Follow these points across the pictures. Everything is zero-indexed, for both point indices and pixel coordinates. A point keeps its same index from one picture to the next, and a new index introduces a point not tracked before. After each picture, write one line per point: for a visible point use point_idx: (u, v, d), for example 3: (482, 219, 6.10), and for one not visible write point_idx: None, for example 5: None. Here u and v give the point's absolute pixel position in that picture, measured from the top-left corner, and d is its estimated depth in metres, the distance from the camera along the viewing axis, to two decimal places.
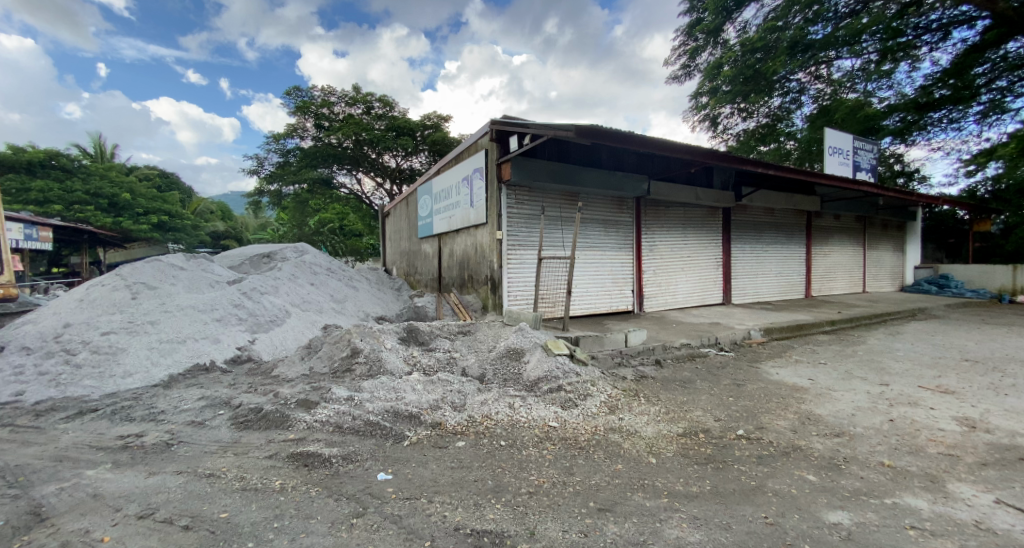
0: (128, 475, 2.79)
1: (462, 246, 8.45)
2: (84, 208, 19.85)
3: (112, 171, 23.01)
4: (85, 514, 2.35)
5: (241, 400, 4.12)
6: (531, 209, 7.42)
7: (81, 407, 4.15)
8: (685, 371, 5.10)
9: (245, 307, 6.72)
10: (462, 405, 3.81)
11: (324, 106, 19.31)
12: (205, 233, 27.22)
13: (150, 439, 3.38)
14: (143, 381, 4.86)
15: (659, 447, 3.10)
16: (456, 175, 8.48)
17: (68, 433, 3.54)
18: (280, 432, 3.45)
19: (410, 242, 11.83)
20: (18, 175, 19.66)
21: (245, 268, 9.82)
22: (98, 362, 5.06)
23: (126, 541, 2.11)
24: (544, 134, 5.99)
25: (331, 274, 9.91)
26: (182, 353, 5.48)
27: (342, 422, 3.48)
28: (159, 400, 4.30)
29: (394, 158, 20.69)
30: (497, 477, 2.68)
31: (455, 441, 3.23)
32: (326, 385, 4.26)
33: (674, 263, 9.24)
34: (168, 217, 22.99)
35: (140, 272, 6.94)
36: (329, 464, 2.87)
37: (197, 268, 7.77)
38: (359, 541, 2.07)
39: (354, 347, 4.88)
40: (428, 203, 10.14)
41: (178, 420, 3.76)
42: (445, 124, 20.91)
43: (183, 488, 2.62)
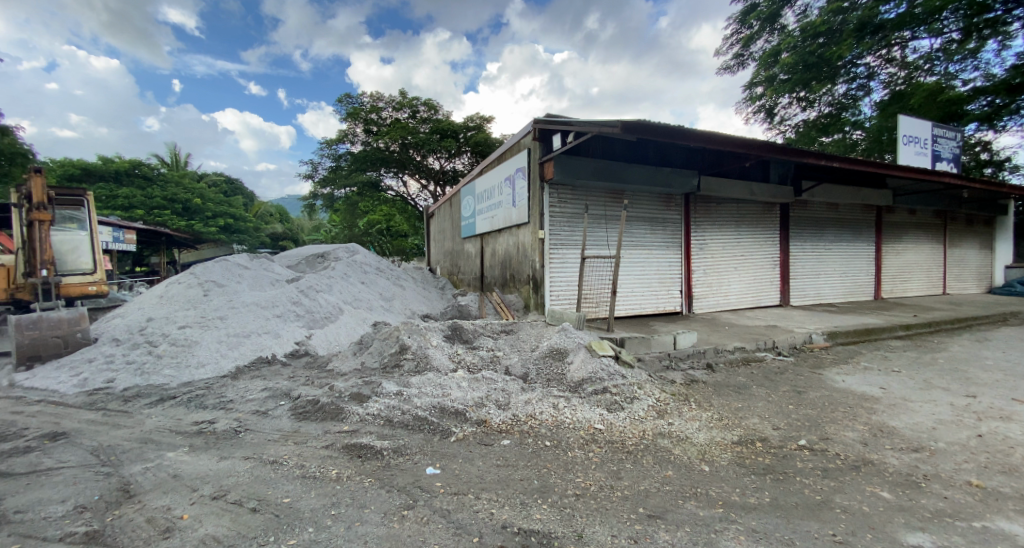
0: (202, 459, 3.04)
1: (505, 245, 8.49)
2: (162, 213, 21.85)
3: (186, 178, 25.17)
4: (166, 492, 2.58)
5: (300, 392, 4.37)
6: (574, 208, 7.35)
7: (162, 394, 4.57)
8: (737, 375, 4.87)
9: (302, 304, 7.13)
10: (507, 404, 3.82)
11: (372, 112, 20.17)
12: (265, 235, 29.13)
13: (221, 426, 3.66)
14: (214, 372, 5.27)
15: (713, 454, 2.98)
16: (499, 175, 8.54)
17: (151, 418, 3.91)
18: (334, 423, 3.62)
19: (454, 242, 12.04)
20: (108, 183, 21.94)
21: (302, 267, 10.39)
22: (177, 353, 5.54)
23: (203, 520, 2.30)
24: (588, 131, 5.91)
25: (380, 273, 10.30)
26: (248, 346, 5.90)
27: (392, 416, 3.62)
28: (228, 390, 4.65)
29: (438, 160, 21.17)
30: (543, 477, 2.67)
31: (500, 439, 3.25)
32: (376, 380, 4.42)
33: (726, 262, 8.82)
34: (233, 221, 24.83)
35: (210, 271, 7.52)
36: (380, 456, 2.99)
37: (259, 268, 8.30)
38: (410, 533, 2.14)
39: (401, 343, 5.03)
40: (471, 203, 10.28)
41: (244, 409, 4.05)
42: (487, 125, 21.19)
43: (250, 473, 2.81)
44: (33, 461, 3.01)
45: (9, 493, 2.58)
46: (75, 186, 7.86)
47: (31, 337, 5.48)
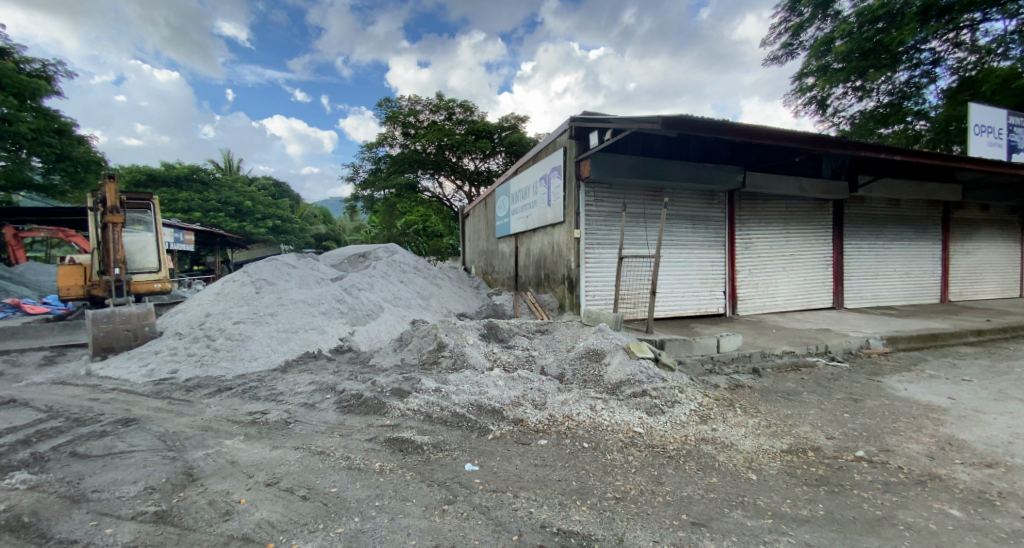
0: (257, 447, 3.23)
1: (540, 245, 8.47)
2: (217, 215, 23.34)
3: (238, 182, 26.72)
4: (225, 477, 2.75)
5: (344, 386, 4.54)
6: (612, 207, 7.24)
7: (219, 385, 4.87)
8: (786, 381, 4.64)
9: (346, 302, 7.42)
10: (544, 404, 3.82)
11: (411, 116, 20.66)
12: (310, 236, 30.46)
13: (273, 416, 3.86)
14: (265, 366, 5.58)
15: (761, 463, 2.86)
16: (534, 174, 8.53)
17: (211, 407, 4.19)
18: (377, 417, 3.75)
19: (489, 242, 12.13)
20: (170, 188, 23.65)
21: (344, 266, 10.78)
22: (232, 347, 5.88)
23: (259, 504, 2.44)
24: (627, 128, 5.80)
25: (418, 272, 10.54)
26: (296, 341, 6.19)
27: (432, 412, 3.70)
28: (279, 382, 4.90)
29: (473, 161, 21.43)
30: (582, 478, 2.66)
31: (537, 438, 3.26)
32: (416, 376, 4.52)
33: (773, 261, 8.42)
34: (281, 222, 26.14)
35: (261, 270, 7.94)
36: (421, 451, 3.06)
37: (306, 267, 8.68)
38: (451, 527, 2.18)
39: (439, 341, 5.13)
40: (506, 203, 10.32)
41: (293, 401, 4.26)
42: (522, 125, 21.24)
43: (299, 463, 2.95)
44: (109, 444, 3.29)
45: (89, 473, 2.83)
46: (141, 191, 8.52)
47: (106, 329, 5.97)
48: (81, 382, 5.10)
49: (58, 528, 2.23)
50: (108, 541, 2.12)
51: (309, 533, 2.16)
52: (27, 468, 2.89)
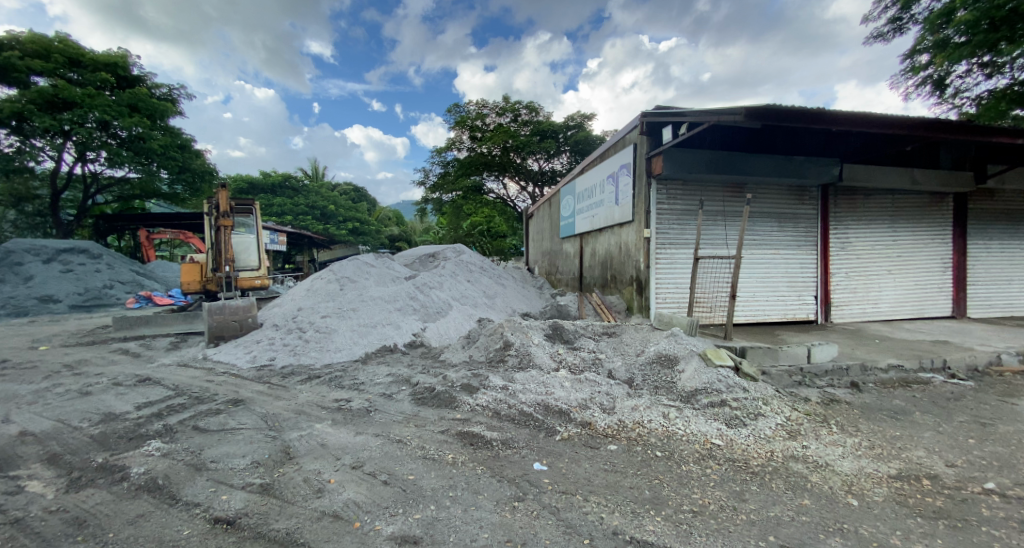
0: (342, 432, 3.49)
1: (607, 245, 8.27)
2: (305, 218, 25.66)
3: (323, 187, 29.11)
4: (317, 458, 3.01)
5: (417, 379, 4.76)
6: (686, 204, 6.90)
7: (309, 373, 5.34)
8: (892, 398, 4.12)
9: (419, 300, 7.78)
10: (613, 408, 3.73)
11: (478, 119, 21.18)
12: (385, 236, 32.40)
13: (356, 404, 4.16)
14: (348, 357, 6.02)
15: (862, 487, 2.57)
16: (602, 172, 8.34)
17: (303, 393, 4.60)
18: (448, 410, 3.89)
19: (553, 242, 12.06)
20: (267, 194, 26.38)
21: (415, 266, 11.30)
22: (319, 339, 6.40)
23: (346, 485, 2.64)
24: (704, 121, 5.50)
25: (484, 272, 10.78)
26: (374, 335, 6.61)
27: (500, 409, 3.76)
28: (360, 373, 5.26)
29: (537, 161, 21.45)
30: (655, 488, 2.56)
31: (606, 443, 3.18)
32: (484, 373, 4.62)
33: (876, 264, 7.53)
34: (360, 224, 28.03)
35: (344, 268, 8.58)
36: (490, 446, 3.13)
37: (382, 265, 9.21)
38: (522, 524, 2.21)
39: (505, 340, 5.20)
40: (571, 203, 10.21)
41: (373, 391, 4.55)
42: (588, 123, 20.90)
43: (380, 449, 3.15)
44: (221, 421, 3.73)
45: (207, 445, 3.23)
46: (245, 198, 9.39)
47: (218, 320, 6.77)
48: (199, 365, 5.84)
49: (184, 491, 2.57)
50: (224, 506, 2.42)
51: (390, 516, 2.30)
52: (160, 437, 3.37)
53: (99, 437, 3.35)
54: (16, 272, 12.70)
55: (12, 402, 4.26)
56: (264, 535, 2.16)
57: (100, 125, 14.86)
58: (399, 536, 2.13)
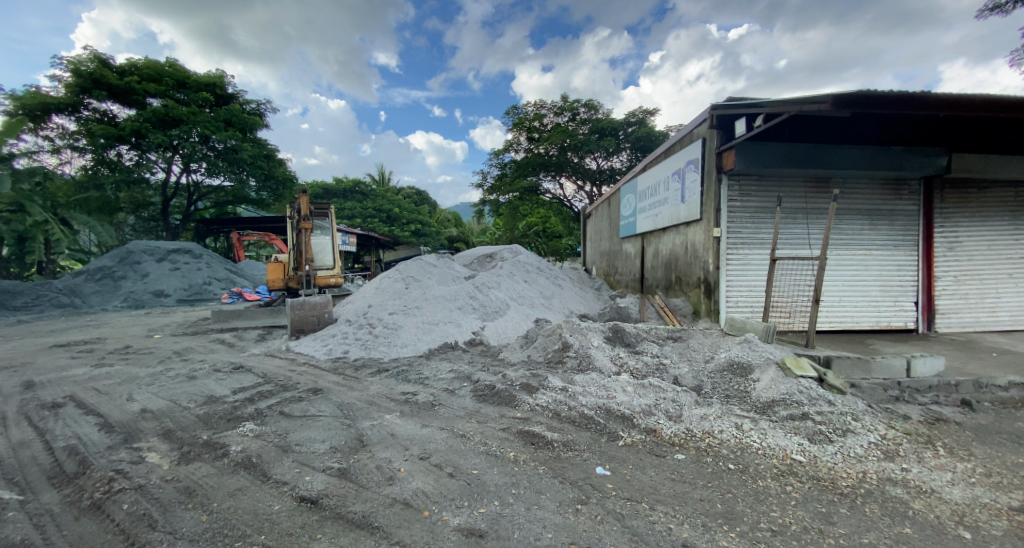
0: (410, 423, 3.65)
1: (671, 245, 7.94)
2: (372, 221, 27.16)
3: (388, 191, 30.61)
4: (388, 447, 3.18)
5: (478, 376, 4.86)
6: (762, 202, 6.46)
7: (378, 367, 5.65)
8: (1013, 420, 3.58)
9: (478, 299, 7.94)
10: (679, 416, 3.57)
11: (535, 120, 21.22)
12: (445, 237, 33.44)
13: (420, 398, 4.33)
14: (412, 352, 6.29)
15: (978, 520, 2.26)
16: (666, 169, 8.02)
17: (372, 385, 4.87)
18: (508, 408, 3.93)
19: (612, 242, 11.79)
20: (339, 199, 28.23)
21: (474, 266, 11.55)
22: (386, 335, 6.74)
23: (414, 474, 2.76)
24: (784, 111, 5.11)
25: (541, 273, 10.79)
26: (437, 332, 6.85)
27: (560, 410, 3.74)
28: (424, 368, 5.47)
29: (596, 160, 21.04)
30: (728, 502, 2.42)
31: (673, 451, 3.06)
32: (543, 373, 4.63)
33: (993, 267, 6.61)
34: (421, 226, 29.15)
35: (409, 268, 8.96)
36: (551, 447, 3.12)
37: (443, 265, 9.50)
38: (586, 528, 2.18)
39: (564, 341, 5.16)
40: (632, 202, 9.92)
41: (437, 386, 4.72)
42: (649, 119, 20.21)
43: (445, 442, 3.26)
44: (303, 408, 4.05)
45: (291, 429, 3.52)
46: (322, 202, 10.10)
47: (299, 315, 7.34)
48: (283, 356, 6.39)
49: (274, 470, 2.82)
50: (308, 486, 2.62)
51: (456, 508, 2.38)
52: (252, 420, 3.72)
53: (203, 416, 3.77)
54: (135, 269, 14.58)
55: (134, 383, 4.90)
56: (343, 516, 2.32)
57: (202, 139, 16.67)
58: (466, 528, 2.19)
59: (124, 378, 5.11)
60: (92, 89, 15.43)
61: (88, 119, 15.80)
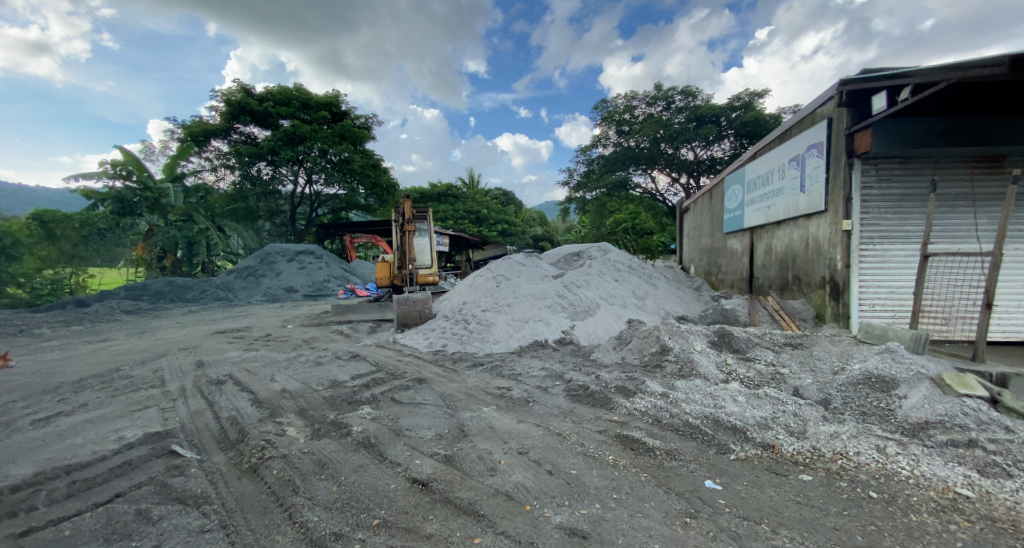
0: (507, 418, 3.74)
1: (787, 240, 7.13)
2: (462, 223, 28.42)
3: (477, 193, 31.75)
4: (488, 439, 3.29)
5: (571, 376, 4.81)
6: (907, 189, 5.53)
7: (474, 361, 5.89)
8: None
9: (568, 298, 7.88)
10: (803, 432, 3.19)
11: (626, 112, 20.30)
12: (530, 236, 33.85)
13: (515, 393, 4.41)
14: (505, 349, 6.45)
15: None
16: (781, 156, 7.22)
17: (469, 378, 5.08)
18: (604, 411, 3.82)
19: (713, 238, 10.95)
20: (433, 202, 29.98)
21: (562, 265, 11.51)
22: (480, 330, 6.99)
23: (515, 468, 2.83)
24: (942, 80, 4.30)
25: (633, 271, 10.39)
26: (527, 330, 6.93)
27: (661, 417, 3.55)
28: (517, 365, 5.57)
29: (693, 150, 19.67)
30: (871, 535, 2.11)
31: (798, 471, 2.74)
32: (639, 377, 4.44)
33: None
34: (507, 226, 30.09)
35: (500, 267, 9.18)
36: (653, 454, 2.98)
37: (532, 264, 9.58)
38: (698, 544, 2.05)
39: (663, 343, 4.89)
40: (738, 194, 9.11)
41: (530, 383, 4.77)
42: (757, 102, 18.33)
43: (542, 439, 3.28)
44: (410, 396, 4.36)
45: (402, 415, 3.82)
46: (421, 206, 10.85)
47: (403, 310, 7.92)
48: (390, 347, 6.96)
49: (389, 451, 3.08)
50: (419, 469, 2.82)
51: (557, 505, 2.39)
52: (368, 404, 4.10)
53: (329, 399, 4.25)
54: (271, 268, 16.90)
55: (274, 366, 5.70)
56: (450, 501, 2.45)
57: (321, 152, 18.80)
58: (568, 527, 2.19)
59: (266, 361, 5.95)
60: (239, 115, 18.18)
61: (236, 141, 18.64)
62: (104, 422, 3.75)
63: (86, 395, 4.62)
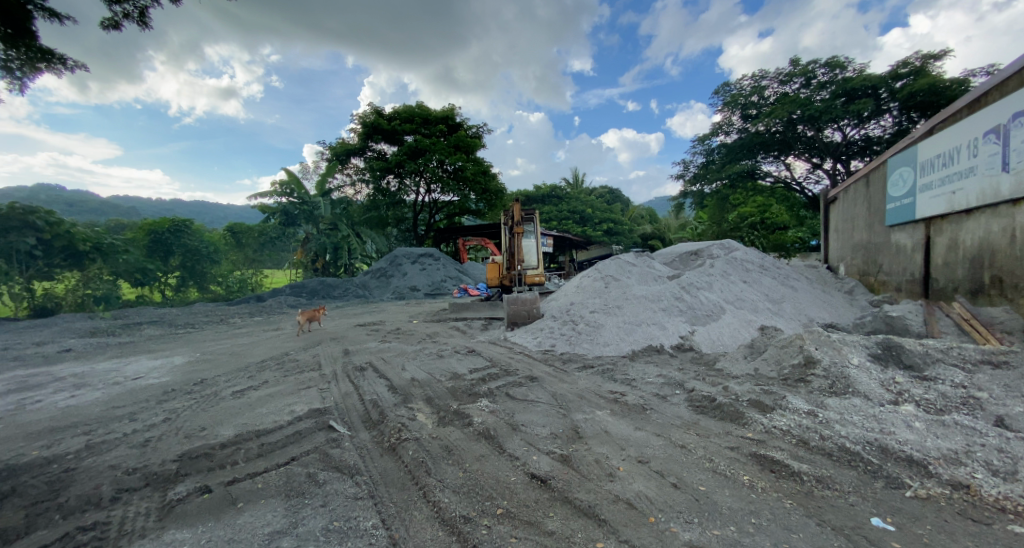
0: (623, 424, 3.62)
1: (981, 232, 5.74)
2: (567, 223, 28.41)
3: (583, 193, 31.36)
4: (603, 443, 3.22)
5: (693, 385, 4.47)
6: None
7: (585, 363, 5.82)
8: None
9: (686, 300, 7.35)
10: (1014, 474, 2.52)
11: (753, 94, 18.15)
12: (638, 235, 32.46)
13: (630, 399, 4.24)
14: (616, 352, 6.27)
15: None
16: (973, 129, 5.85)
17: (581, 380, 5.02)
18: (735, 425, 3.47)
19: (870, 232, 9.27)
20: (539, 204, 30.44)
21: (677, 264, 10.79)
22: (590, 332, 6.88)
23: (635, 476, 2.72)
24: None
25: (765, 271, 9.31)
26: (641, 333, 6.62)
27: (807, 438, 3.10)
28: (630, 369, 5.35)
29: (840, 130, 16.93)
30: None
31: (1006, 520, 2.18)
32: (777, 391, 3.95)
33: None
34: (614, 225, 29.29)
35: (609, 267, 8.93)
36: (800, 480, 2.62)
37: (644, 264, 9.15)
38: None
39: (806, 354, 4.29)
40: (908, 177, 7.59)
41: (646, 389, 4.54)
42: (933, 66, 15.04)
43: (663, 450, 3.11)
44: (524, 393, 4.48)
45: (517, 411, 3.93)
46: (529, 208, 11.10)
47: (512, 309, 8.16)
48: (502, 344, 7.22)
49: (507, 444, 3.19)
50: (537, 465, 2.87)
51: (685, 522, 2.24)
52: (486, 398, 4.31)
53: (451, 390, 4.55)
54: (398, 269, 18.76)
55: (404, 356, 6.31)
56: (570, 501, 2.45)
57: (438, 163, 20.29)
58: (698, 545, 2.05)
59: (397, 352, 6.64)
60: (372, 134, 20.51)
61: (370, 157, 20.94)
62: (280, 397, 4.51)
63: (267, 373, 5.63)
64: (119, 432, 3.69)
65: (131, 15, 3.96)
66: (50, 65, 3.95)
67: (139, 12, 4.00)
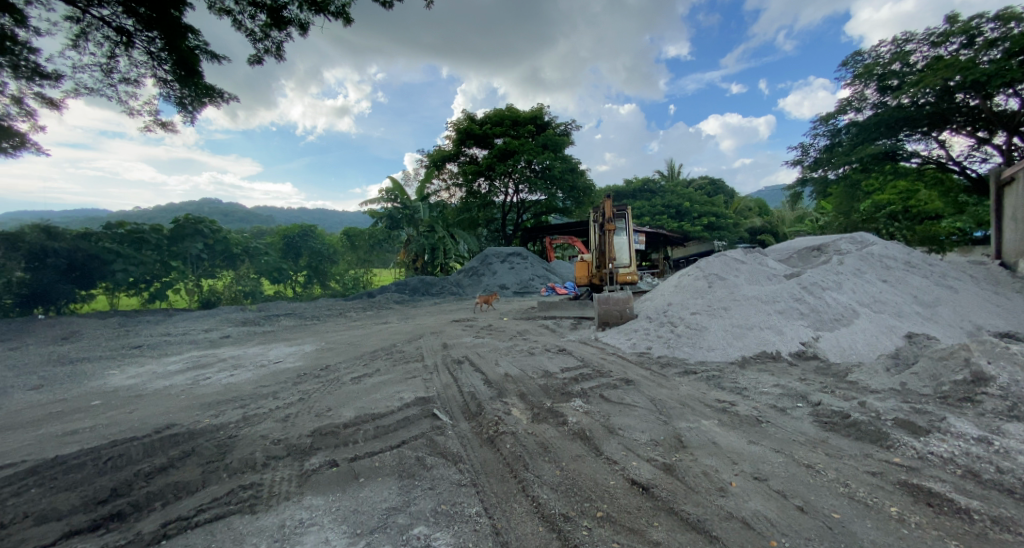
0: (734, 436, 3.32)
1: None
2: (662, 219, 26.95)
3: (680, 186, 29.48)
4: (712, 455, 2.98)
5: (819, 398, 3.95)
6: None
7: (686, 368, 5.45)
8: None
9: (807, 302, 6.53)
10: None
11: (894, 62, 15.49)
12: (743, 229, 29.66)
13: (742, 410, 3.88)
14: (723, 358, 5.79)
15: None
16: None
17: (683, 386, 4.72)
18: (875, 447, 3.00)
19: None
20: (632, 199, 29.26)
21: (794, 262, 9.62)
22: (691, 335, 6.44)
23: (752, 494, 2.48)
24: None
25: (911, 269, 7.91)
26: (753, 338, 6.03)
27: (978, 470, 2.57)
28: (740, 377, 4.90)
29: (1018, 95, 13.75)
30: None
31: None
32: (931, 410, 3.33)
33: None
34: (716, 219, 27.08)
35: (713, 265, 8.26)
36: (969, 518, 2.18)
37: (754, 262, 8.31)
38: None
39: (974, 369, 3.55)
40: None
41: (761, 400, 4.12)
42: None
43: (784, 468, 2.79)
44: (620, 395, 4.33)
45: (614, 413, 3.82)
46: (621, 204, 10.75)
47: (604, 308, 7.94)
48: (595, 344, 7.07)
49: (604, 447, 3.12)
50: (637, 472, 2.76)
51: None
52: (581, 398, 4.25)
53: (546, 387, 4.57)
54: (490, 269, 19.33)
55: (498, 352, 6.50)
56: (676, 512, 2.32)
57: (527, 163, 20.52)
58: None
59: (491, 348, 6.85)
60: (466, 139, 21.43)
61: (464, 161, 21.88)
62: (390, 384, 4.92)
63: (378, 362, 6.18)
64: (266, 407, 4.32)
65: (271, 51, 4.62)
66: (212, 99, 4.75)
67: (277, 47, 4.65)
